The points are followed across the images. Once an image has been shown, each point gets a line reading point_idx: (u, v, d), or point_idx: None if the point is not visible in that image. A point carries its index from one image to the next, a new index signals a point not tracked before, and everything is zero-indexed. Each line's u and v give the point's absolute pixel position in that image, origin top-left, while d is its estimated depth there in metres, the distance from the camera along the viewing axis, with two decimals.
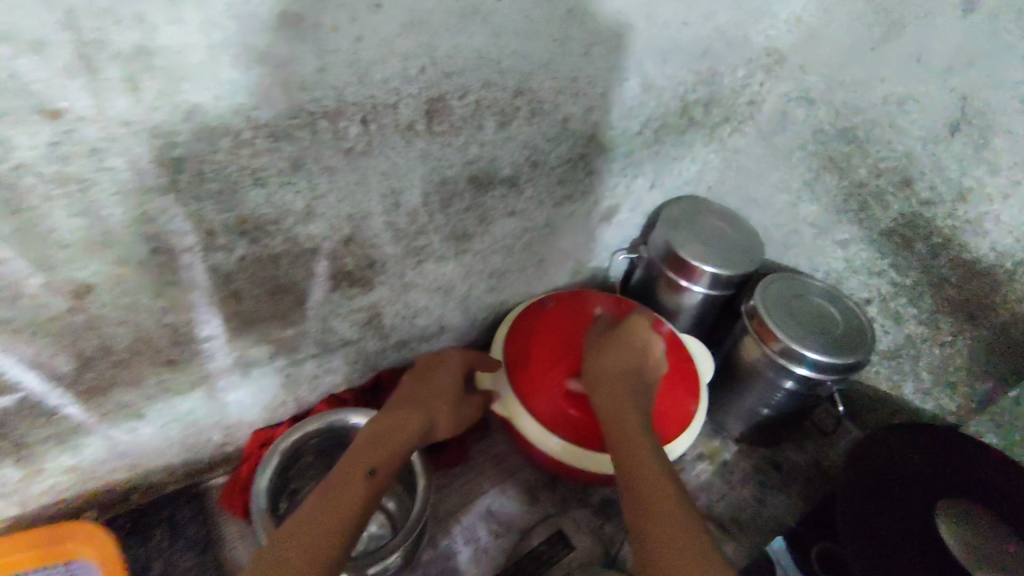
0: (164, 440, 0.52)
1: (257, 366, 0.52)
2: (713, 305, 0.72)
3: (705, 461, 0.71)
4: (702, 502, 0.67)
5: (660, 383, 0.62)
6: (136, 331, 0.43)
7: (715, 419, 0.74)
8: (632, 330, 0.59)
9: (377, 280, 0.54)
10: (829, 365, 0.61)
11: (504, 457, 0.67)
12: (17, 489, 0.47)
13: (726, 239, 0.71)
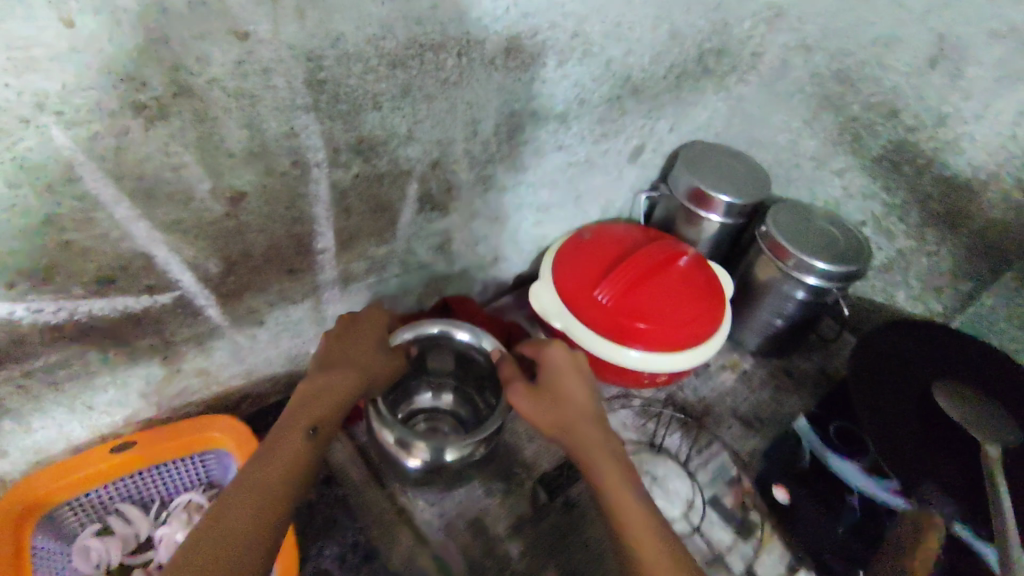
0: (274, 349, 0.59)
1: (354, 281, 0.59)
2: (728, 234, 0.82)
3: (728, 370, 0.81)
4: (728, 402, 0.77)
5: (695, 296, 0.71)
6: (271, 239, 0.50)
7: (732, 336, 0.84)
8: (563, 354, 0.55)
9: (452, 205, 0.62)
10: (836, 273, 0.71)
11: None
12: (157, 388, 0.53)
13: (738, 173, 0.80)
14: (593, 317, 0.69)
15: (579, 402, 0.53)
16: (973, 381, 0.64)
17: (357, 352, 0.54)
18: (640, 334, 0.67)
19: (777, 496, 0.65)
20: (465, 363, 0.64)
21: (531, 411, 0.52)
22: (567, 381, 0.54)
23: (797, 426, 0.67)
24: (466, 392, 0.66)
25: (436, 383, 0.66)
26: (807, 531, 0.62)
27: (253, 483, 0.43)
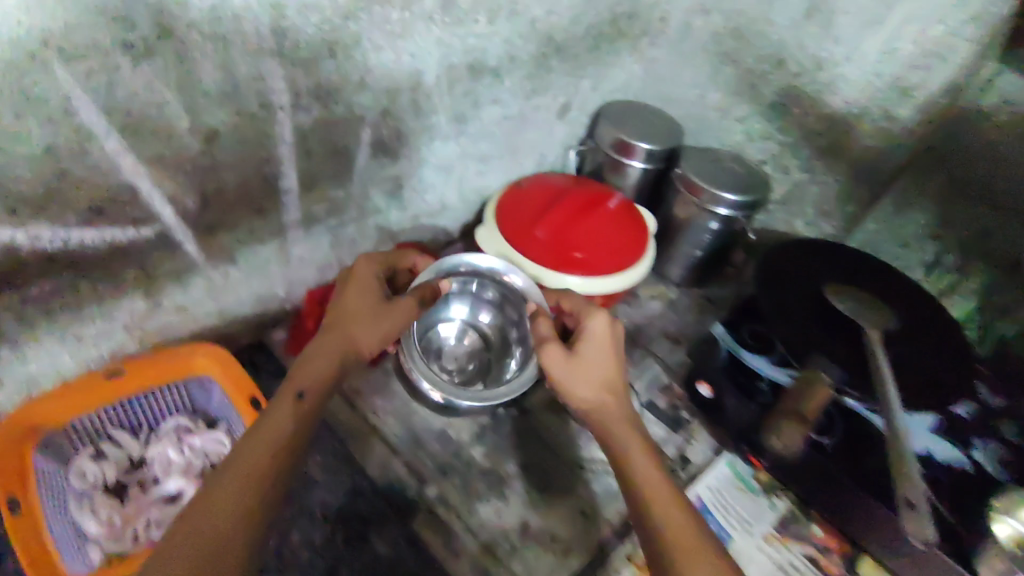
0: (245, 287, 0.64)
1: (316, 223, 0.65)
2: (650, 179, 0.91)
3: (657, 300, 0.91)
4: (658, 326, 0.87)
5: (622, 232, 0.80)
6: (241, 177, 0.56)
7: (660, 271, 0.94)
8: (596, 335, 0.61)
9: (402, 153, 0.68)
10: (741, 203, 0.82)
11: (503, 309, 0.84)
12: (140, 323, 0.58)
13: (654, 124, 0.90)
14: (535, 253, 0.77)
15: (605, 375, 0.59)
16: (855, 280, 0.79)
17: (344, 316, 0.58)
18: (578, 265, 0.76)
19: (701, 391, 0.74)
20: (503, 307, 0.76)
21: (563, 374, 0.59)
22: (602, 356, 0.60)
23: (716, 332, 0.75)
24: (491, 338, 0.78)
25: (478, 317, 0.78)
26: (722, 420, 0.72)
27: (246, 454, 0.47)
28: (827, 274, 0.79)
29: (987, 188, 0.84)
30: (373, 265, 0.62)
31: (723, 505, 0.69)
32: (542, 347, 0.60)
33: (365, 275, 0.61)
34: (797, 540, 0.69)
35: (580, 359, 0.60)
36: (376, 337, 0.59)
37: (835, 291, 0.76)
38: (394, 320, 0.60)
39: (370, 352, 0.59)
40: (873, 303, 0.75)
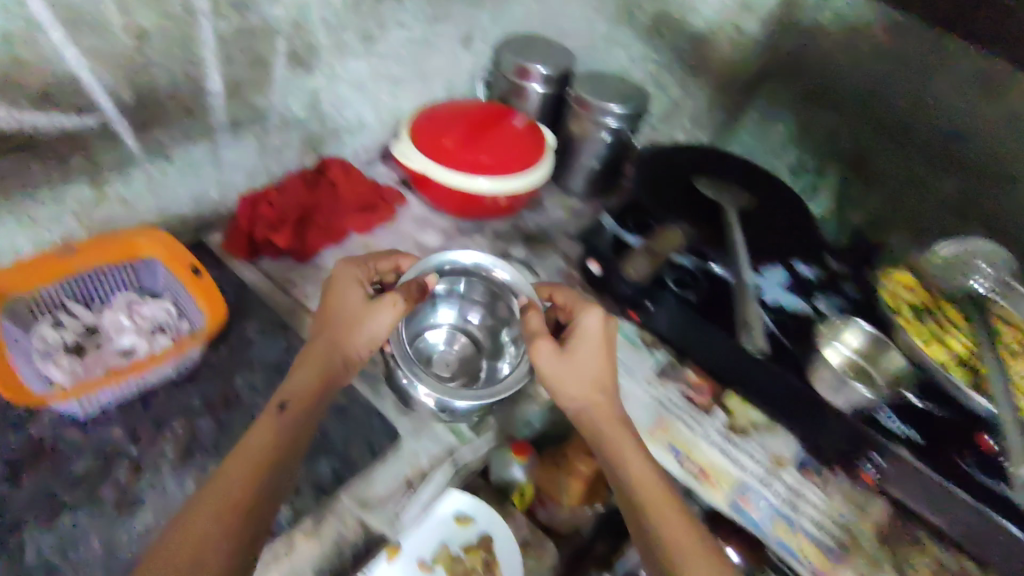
0: (181, 186, 0.73)
1: (241, 128, 0.75)
2: (548, 101, 1.02)
3: (560, 208, 1.03)
4: (559, 228, 0.99)
5: (525, 144, 0.92)
6: (170, 77, 0.64)
7: (562, 184, 1.06)
8: (587, 337, 0.68)
9: (316, 66, 0.78)
10: (625, 113, 0.95)
11: (421, 217, 0.94)
12: (88, 211, 0.66)
13: (549, 50, 1.01)
14: (450, 163, 0.87)
15: (592, 371, 0.66)
16: (717, 171, 0.96)
17: (331, 328, 0.62)
18: (489, 171, 0.88)
19: (591, 269, 0.88)
20: (492, 306, 0.80)
21: (554, 371, 0.65)
22: (593, 351, 0.67)
23: (604, 221, 0.87)
24: (479, 341, 0.81)
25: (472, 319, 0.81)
26: (609, 291, 0.87)
27: (234, 471, 0.52)
28: (693, 168, 0.95)
29: (830, 96, 0.99)
30: (355, 273, 0.67)
31: None
32: (534, 344, 0.66)
33: (348, 286, 0.65)
34: (673, 382, 0.83)
35: (572, 356, 0.66)
36: (362, 341, 0.62)
37: (700, 182, 0.92)
38: (381, 320, 0.63)
39: (359, 356, 0.63)
40: (728, 189, 0.93)
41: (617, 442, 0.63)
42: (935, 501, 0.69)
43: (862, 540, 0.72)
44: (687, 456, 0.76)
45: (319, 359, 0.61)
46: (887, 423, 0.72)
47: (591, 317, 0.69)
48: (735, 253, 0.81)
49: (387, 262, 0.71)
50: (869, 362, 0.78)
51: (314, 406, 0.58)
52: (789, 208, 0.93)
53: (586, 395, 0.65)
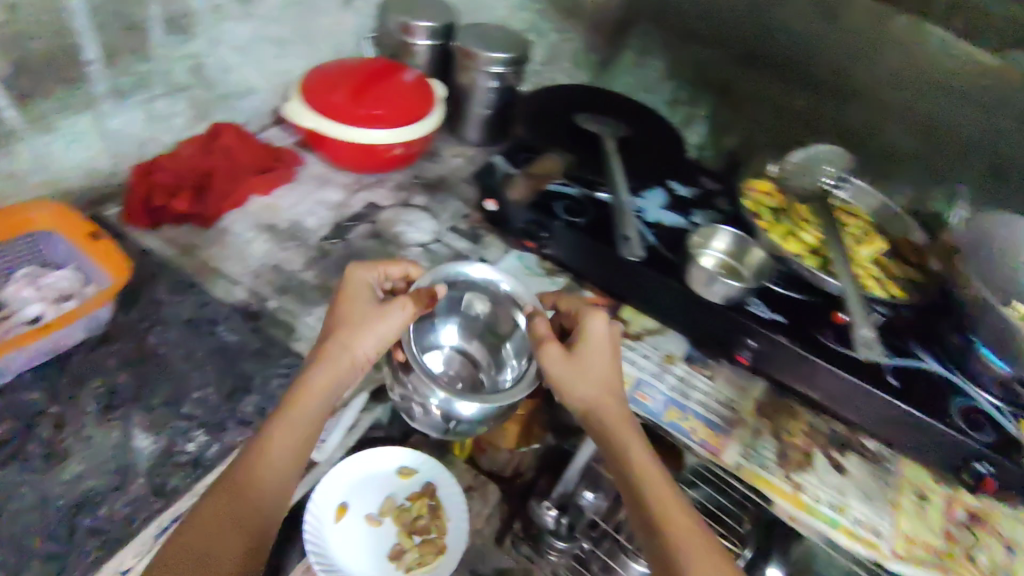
0: (72, 158, 0.75)
1: (126, 97, 0.76)
2: (436, 56, 1.06)
3: (458, 157, 1.08)
4: (459, 174, 1.04)
5: (414, 94, 0.96)
6: (45, 47, 0.66)
7: (458, 135, 1.11)
8: (592, 338, 0.68)
9: (195, 31, 0.81)
10: (508, 60, 1.00)
11: (322, 175, 0.97)
12: None
13: (429, 6, 1.05)
14: (341, 118, 0.91)
15: (599, 372, 0.67)
16: (596, 107, 1.04)
17: (341, 329, 0.64)
18: (380, 122, 0.92)
19: (488, 207, 0.93)
20: (495, 320, 0.77)
21: (562, 372, 0.66)
22: (601, 354, 0.68)
23: (494, 161, 0.94)
24: (479, 360, 0.78)
25: (475, 334, 0.78)
26: (506, 226, 0.93)
27: (245, 476, 0.56)
28: (574, 106, 1.03)
29: (692, 29, 1.08)
30: (365, 275, 0.68)
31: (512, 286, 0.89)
32: (542, 349, 0.67)
33: (356, 289, 0.67)
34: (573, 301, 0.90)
35: (579, 360, 0.67)
36: (373, 343, 0.64)
37: (582, 118, 1.00)
38: (396, 324, 0.65)
39: (370, 356, 0.64)
40: (607, 121, 1.01)
41: (626, 437, 0.64)
42: (805, 373, 0.79)
43: (744, 415, 0.82)
44: None
45: (330, 370, 0.62)
46: (757, 311, 0.81)
47: (597, 322, 0.69)
48: (614, 178, 0.90)
49: (397, 266, 0.71)
50: (734, 258, 0.88)
51: (317, 415, 0.61)
52: (661, 135, 1.03)
53: (594, 397, 0.65)
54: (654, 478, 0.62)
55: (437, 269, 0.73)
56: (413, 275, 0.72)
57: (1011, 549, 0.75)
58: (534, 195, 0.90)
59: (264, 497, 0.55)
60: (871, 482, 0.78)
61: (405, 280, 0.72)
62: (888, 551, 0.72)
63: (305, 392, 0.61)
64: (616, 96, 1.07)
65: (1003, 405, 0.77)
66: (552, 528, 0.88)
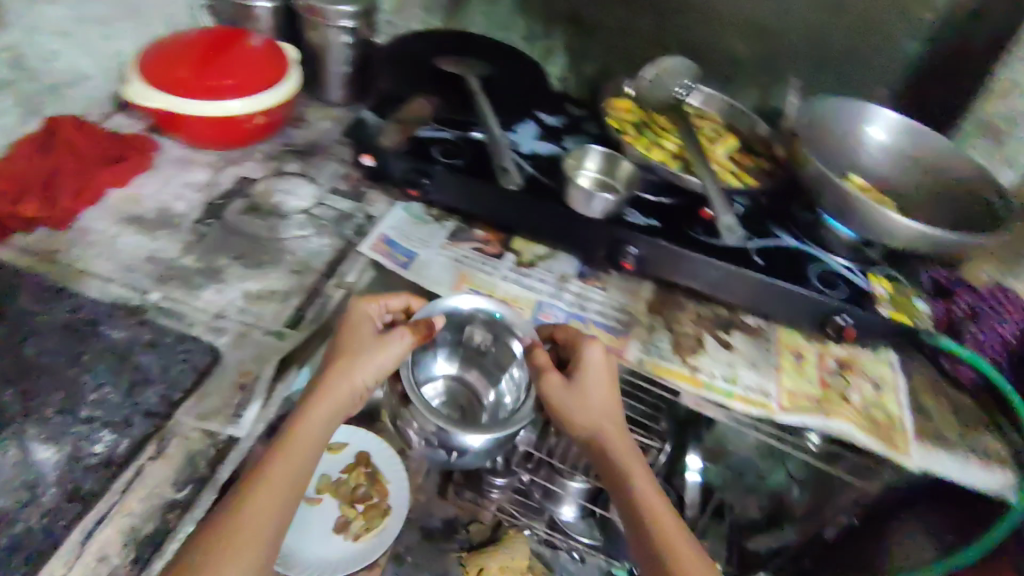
0: None
1: None
2: (280, 17, 1.03)
3: (326, 119, 1.06)
4: (330, 137, 1.02)
5: (266, 61, 0.93)
6: None
7: (321, 97, 1.08)
8: (597, 364, 0.74)
9: None
10: (356, 12, 0.98)
11: (183, 156, 0.93)
12: None
13: None
14: (190, 94, 0.87)
15: (598, 400, 0.73)
16: (453, 48, 1.06)
17: (342, 361, 0.69)
18: (233, 92, 0.88)
19: (365, 162, 0.90)
20: (492, 350, 0.85)
21: (562, 399, 0.73)
22: (600, 380, 0.74)
23: (362, 114, 0.94)
24: (476, 385, 0.88)
25: (471, 363, 0.89)
26: (385, 178, 0.93)
27: (250, 514, 0.58)
28: (430, 51, 1.04)
29: None
30: (365, 304, 0.73)
31: (403, 235, 0.90)
32: (543, 379, 0.74)
33: (357, 319, 0.72)
34: (465, 242, 0.92)
35: (580, 388, 0.73)
36: (372, 372, 0.69)
37: (442, 61, 1.02)
38: (395, 350, 0.70)
39: (369, 385, 0.69)
40: (467, 61, 1.03)
41: (631, 461, 0.71)
42: (686, 268, 0.86)
43: (638, 316, 0.89)
44: (489, 294, 0.87)
45: (330, 402, 0.66)
46: (633, 220, 0.87)
47: (593, 350, 0.75)
48: (484, 116, 0.93)
49: (398, 297, 0.77)
50: (607, 175, 0.93)
51: (313, 447, 0.64)
52: (522, 69, 1.06)
53: (593, 423, 0.72)
54: (656, 501, 0.68)
55: (436, 302, 0.80)
56: (414, 305, 0.78)
57: (876, 385, 0.87)
58: (408, 143, 0.90)
59: (259, 533, 0.58)
60: (754, 352, 0.88)
61: (405, 309, 0.78)
62: (776, 408, 0.82)
63: (302, 429, 0.65)
64: (472, 36, 1.09)
65: (854, 267, 0.89)
66: (490, 469, 1.09)
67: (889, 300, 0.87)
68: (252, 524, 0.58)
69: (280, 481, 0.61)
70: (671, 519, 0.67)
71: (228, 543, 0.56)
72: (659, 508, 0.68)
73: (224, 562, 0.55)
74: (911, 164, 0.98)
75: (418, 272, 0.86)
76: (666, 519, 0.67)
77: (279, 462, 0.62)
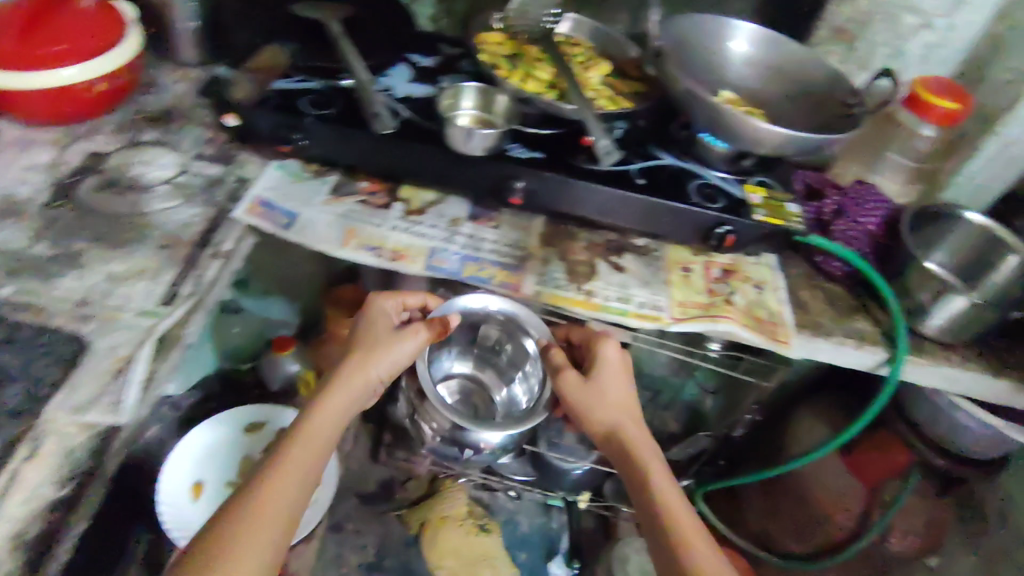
0: None
1: None
2: None
3: (183, 81, 0.98)
4: (188, 100, 0.95)
5: (99, 20, 0.85)
6: None
7: (174, 57, 1.00)
8: (608, 361, 0.87)
9: None
10: None
11: (21, 137, 0.85)
12: None
13: None
14: (16, 66, 0.78)
15: (613, 395, 0.85)
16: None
17: (361, 357, 0.81)
18: (65, 59, 0.80)
19: (228, 123, 0.89)
20: (500, 351, 1.06)
21: (578, 395, 0.86)
22: (615, 374, 0.86)
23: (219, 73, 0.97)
24: (484, 381, 1.11)
25: (482, 363, 1.11)
26: (253, 137, 0.88)
27: (272, 487, 0.68)
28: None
29: None
30: (382, 307, 0.87)
31: (280, 195, 0.85)
32: (562, 376, 0.88)
33: (374, 319, 0.86)
34: (349, 195, 0.89)
35: (594, 385, 0.86)
36: (387, 364, 0.83)
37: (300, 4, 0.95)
38: (407, 343, 0.84)
39: (384, 377, 0.83)
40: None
41: (641, 446, 0.81)
42: (573, 197, 0.87)
43: (532, 251, 0.89)
44: (379, 247, 0.85)
45: (348, 393, 0.79)
46: (516, 154, 0.87)
47: (609, 347, 0.88)
48: (347, 57, 0.87)
49: (414, 297, 0.91)
50: (486, 112, 0.93)
51: (328, 433, 0.75)
52: (389, 12, 1.03)
53: (610, 416, 0.84)
54: (664, 480, 0.77)
55: (451, 304, 0.94)
56: (429, 305, 0.93)
57: (758, 287, 0.92)
58: (274, 97, 0.86)
59: (276, 505, 0.67)
60: (645, 271, 0.91)
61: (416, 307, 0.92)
62: (668, 319, 0.85)
63: (320, 415, 0.76)
64: None
65: (730, 178, 0.94)
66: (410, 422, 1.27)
67: (761, 207, 0.90)
68: (272, 496, 0.68)
69: (302, 463, 0.71)
70: (672, 493, 0.76)
71: (248, 510, 0.66)
72: (666, 486, 0.77)
73: (242, 529, 0.65)
74: (774, 75, 1.03)
75: (300, 231, 0.83)
76: (670, 493, 0.76)
77: (298, 447, 0.72)
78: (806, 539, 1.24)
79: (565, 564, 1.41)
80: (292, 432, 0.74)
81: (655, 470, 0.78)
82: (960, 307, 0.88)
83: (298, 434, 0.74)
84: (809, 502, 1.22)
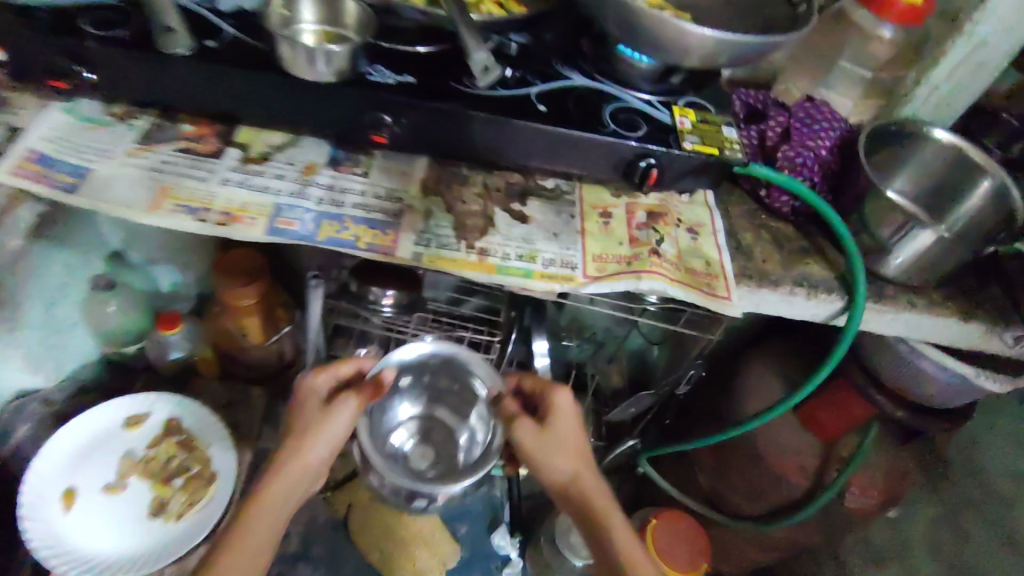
0: None
1: None
2: None
3: None
4: None
5: None
6: None
7: None
8: (565, 409, 0.75)
9: None
10: None
11: None
12: None
13: None
14: None
15: (572, 442, 0.73)
16: None
17: (296, 446, 0.69)
18: None
19: None
20: (456, 389, 0.90)
21: (532, 446, 0.73)
22: (572, 428, 0.73)
23: None
24: (443, 420, 0.94)
25: (435, 401, 0.94)
26: (28, 72, 0.67)
27: None
28: None
29: None
30: (312, 382, 0.73)
31: (66, 147, 0.66)
32: (515, 425, 0.74)
33: (305, 397, 0.73)
34: (164, 143, 0.69)
35: (549, 434, 0.73)
36: (326, 447, 0.71)
37: None
38: (342, 418, 0.72)
39: (325, 459, 0.71)
40: None
41: (606, 504, 0.71)
42: (458, 131, 0.69)
43: (411, 202, 0.71)
44: (204, 209, 0.65)
45: (285, 487, 0.68)
46: (380, 79, 0.67)
47: (564, 396, 0.74)
48: None
49: (347, 363, 0.76)
50: (335, 25, 0.72)
51: (267, 535, 0.66)
52: None
53: (569, 467, 0.72)
54: (636, 548, 0.68)
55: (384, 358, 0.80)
56: (364, 364, 0.78)
57: (692, 233, 0.76)
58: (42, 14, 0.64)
59: None
60: (554, 220, 0.74)
61: (352, 372, 0.77)
62: (583, 279, 0.69)
63: (254, 521, 0.66)
64: None
65: (654, 100, 0.76)
66: None
67: (693, 134, 0.73)
68: None
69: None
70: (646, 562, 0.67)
71: None
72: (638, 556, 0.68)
73: None
74: None
75: (91, 192, 0.64)
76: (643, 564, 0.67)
77: (233, 554, 0.63)
78: (761, 500, 1.10)
79: (509, 534, 1.18)
80: (225, 537, 0.65)
81: (623, 534, 0.69)
82: (927, 242, 0.74)
83: (230, 544, 0.64)
84: (763, 459, 1.08)
